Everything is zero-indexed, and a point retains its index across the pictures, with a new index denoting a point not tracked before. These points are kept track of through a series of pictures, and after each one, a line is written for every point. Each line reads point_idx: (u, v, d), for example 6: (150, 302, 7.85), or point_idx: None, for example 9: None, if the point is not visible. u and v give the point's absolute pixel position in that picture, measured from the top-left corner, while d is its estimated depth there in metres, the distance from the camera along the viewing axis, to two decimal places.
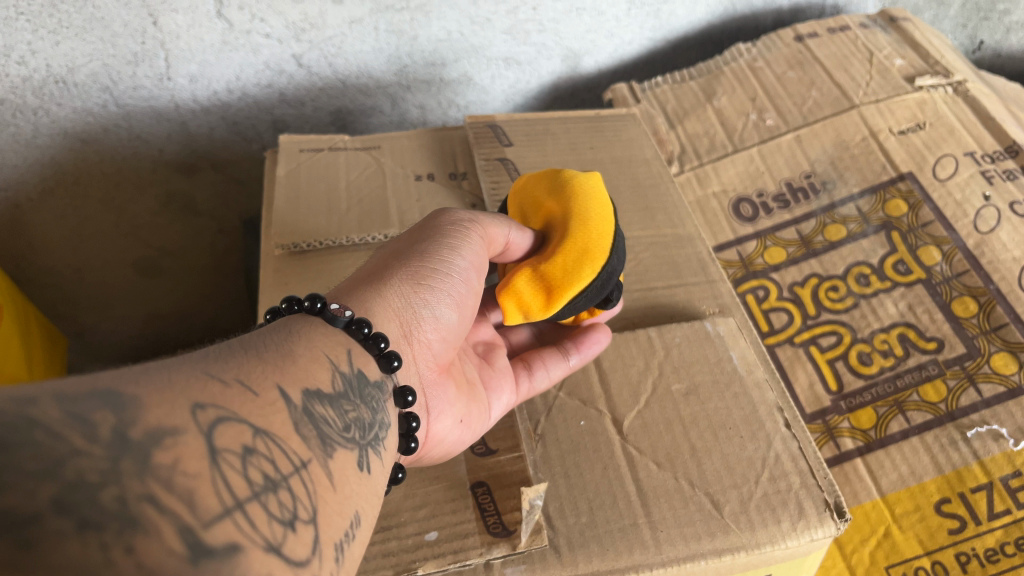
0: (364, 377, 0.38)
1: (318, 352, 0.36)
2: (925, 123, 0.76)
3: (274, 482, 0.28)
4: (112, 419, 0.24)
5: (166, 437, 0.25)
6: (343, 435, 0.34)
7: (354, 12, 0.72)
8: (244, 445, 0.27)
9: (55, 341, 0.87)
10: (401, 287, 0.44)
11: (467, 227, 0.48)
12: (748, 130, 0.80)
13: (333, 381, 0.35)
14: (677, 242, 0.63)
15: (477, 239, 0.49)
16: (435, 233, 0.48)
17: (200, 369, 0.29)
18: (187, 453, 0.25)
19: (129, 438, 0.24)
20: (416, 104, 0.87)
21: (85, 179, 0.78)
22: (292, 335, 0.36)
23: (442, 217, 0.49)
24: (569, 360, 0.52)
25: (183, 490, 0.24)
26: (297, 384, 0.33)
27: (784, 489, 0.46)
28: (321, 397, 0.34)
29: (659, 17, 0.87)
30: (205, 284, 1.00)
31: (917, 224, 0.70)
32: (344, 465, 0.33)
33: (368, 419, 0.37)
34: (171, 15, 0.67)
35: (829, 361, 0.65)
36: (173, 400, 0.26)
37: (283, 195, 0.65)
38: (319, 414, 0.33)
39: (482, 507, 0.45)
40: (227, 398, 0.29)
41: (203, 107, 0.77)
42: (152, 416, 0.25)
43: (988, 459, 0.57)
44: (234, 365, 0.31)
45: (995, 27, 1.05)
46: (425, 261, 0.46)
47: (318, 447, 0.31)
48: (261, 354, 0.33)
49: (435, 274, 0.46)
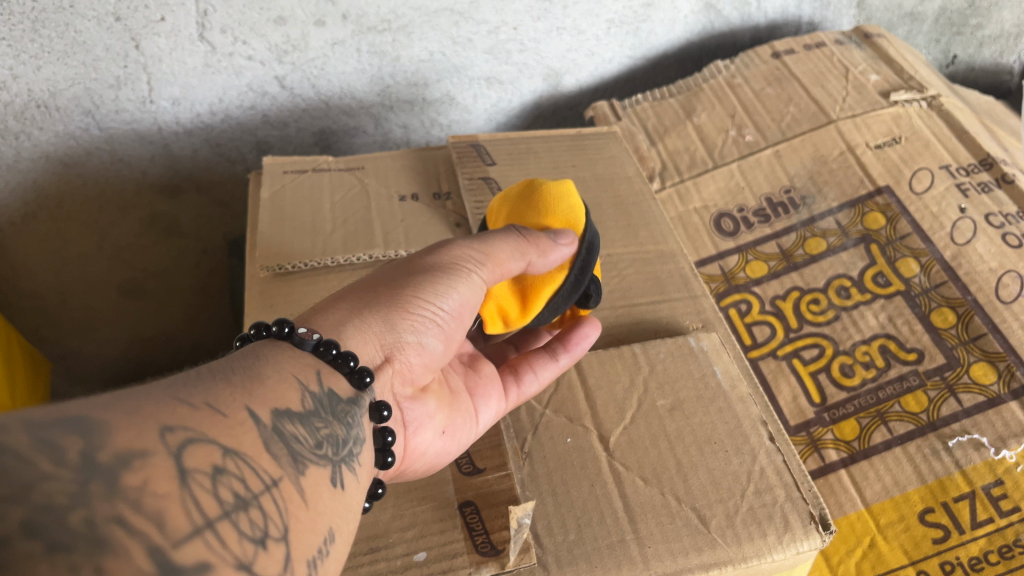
0: (334, 396, 0.38)
1: (286, 373, 0.36)
2: (901, 137, 0.78)
3: (244, 500, 0.28)
4: (80, 444, 0.24)
5: (134, 459, 0.25)
6: (315, 451, 0.34)
7: (337, 34, 0.73)
8: (214, 465, 0.28)
9: (37, 368, 0.86)
10: (376, 317, 0.44)
11: (463, 269, 0.47)
12: (728, 146, 0.81)
13: (303, 401, 0.36)
14: (660, 258, 0.64)
15: (470, 280, 0.47)
16: (437, 270, 0.46)
17: (168, 394, 0.29)
18: (157, 474, 0.25)
19: (97, 462, 0.24)
20: (400, 124, 0.87)
21: (67, 203, 0.78)
22: (259, 358, 0.36)
23: (448, 254, 0.48)
24: (558, 360, 0.52)
25: (152, 510, 0.24)
26: (265, 404, 0.33)
27: (769, 503, 0.47)
28: (291, 416, 0.34)
29: (638, 36, 0.88)
30: (188, 307, 0.99)
31: (895, 237, 0.71)
32: (316, 482, 0.33)
33: (341, 436, 0.37)
34: (153, 39, 0.67)
35: (812, 372, 0.66)
36: (142, 423, 0.27)
37: (267, 217, 0.65)
38: (290, 433, 0.33)
39: (471, 526, 0.45)
40: (196, 419, 0.29)
41: (186, 129, 0.77)
42: (120, 439, 0.25)
43: (971, 469, 0.58)
44: (202, 388, 0.31)
45: (968, 41, 1.07)
46: (408, 298, 0.45)
47: (289, 465, 0.32)
48: (229, 377, 0.33)
49: (416, 310, 0.45)
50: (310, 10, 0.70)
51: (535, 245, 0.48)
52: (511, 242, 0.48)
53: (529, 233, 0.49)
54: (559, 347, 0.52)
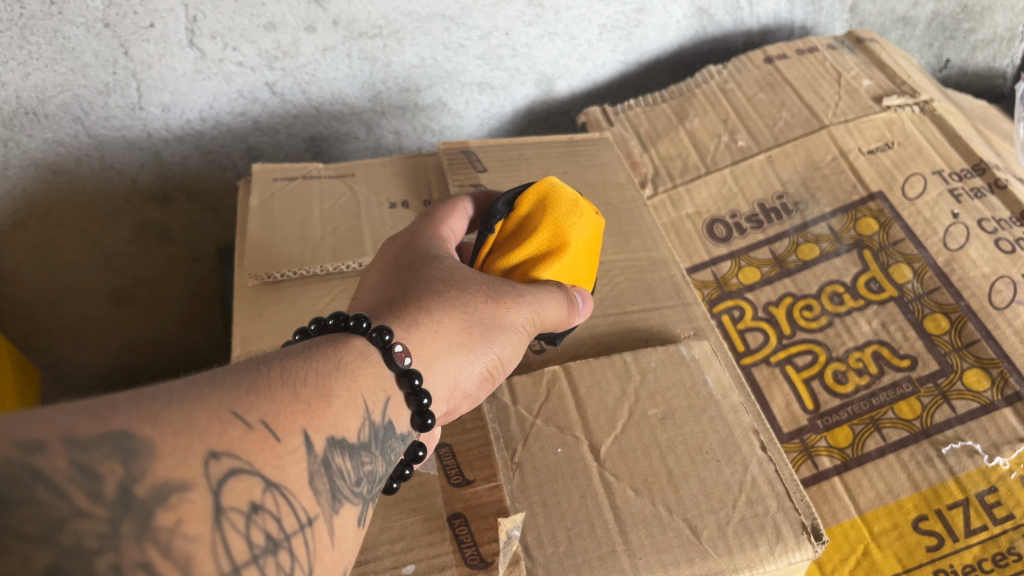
0: (391, 429, 0.37)
1: (355, 397, 0.35)
2: (894, 142, 0.77)
3: (275, 542, 0.28)
4: (119, 472, 0.24)
5: (172, 494, 0.25)
6: (353, 489, 0.33)
7: (327, 40, 0.73)
8: (251, 503, 0.27)
9: (29, 377, 0.86)
10: (457, 359, 0.42)
11: (526, 323, 0.46)
12: (721, 152, 0.81)
13: (361, 431, 0.34)
14: (651, 265, 0.64)
15: (526, 334, 0.46)
16: (522, 326, 0.45)
17: (226, 406, 0.29)
18: (191, 513, 0.25)
19: (134, 496, 0.24)
20: (391, 130, 0.87)
21: (57, 211, 0.77)
22: (339, 370, 0.35)
23: (515, 298, 0.45)
24: None
25: (181, 556, 0.24)
26: (324, 431, 0.32)
27: (760, 513, 0.46)
28: (344, 447, 0.33)
29: (630, 41, 0.88)
30: (180, 314, 0.98)
31: (888, 243, 0.71)
32: (347, 521, 0.32)
33: (380, 473, 0.36)
34: (143, 45, 0.66)
35: (805, 380, 0.66)
36: (188, 447, 0.26)
37: (256, 225, 0.64)
38: (336, 466, 0.32)
39: (460, 538, 0.44)
40: (245, 445, 0.28)
41: (177, 136, 0.77)
42: (161, 469, 0.25)
43: (964, 476, 0.58)
44: (268, 400, 0.30)
45: (961, 45, 1.07)
46: (485, 342, 0.43)
47: (326, 502, 0.31)
48: (299, 390, 0.32)
49: (489, 356, 0.43)
50: (301, 16, 0.69)
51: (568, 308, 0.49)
52: (559, 304, 0.48)
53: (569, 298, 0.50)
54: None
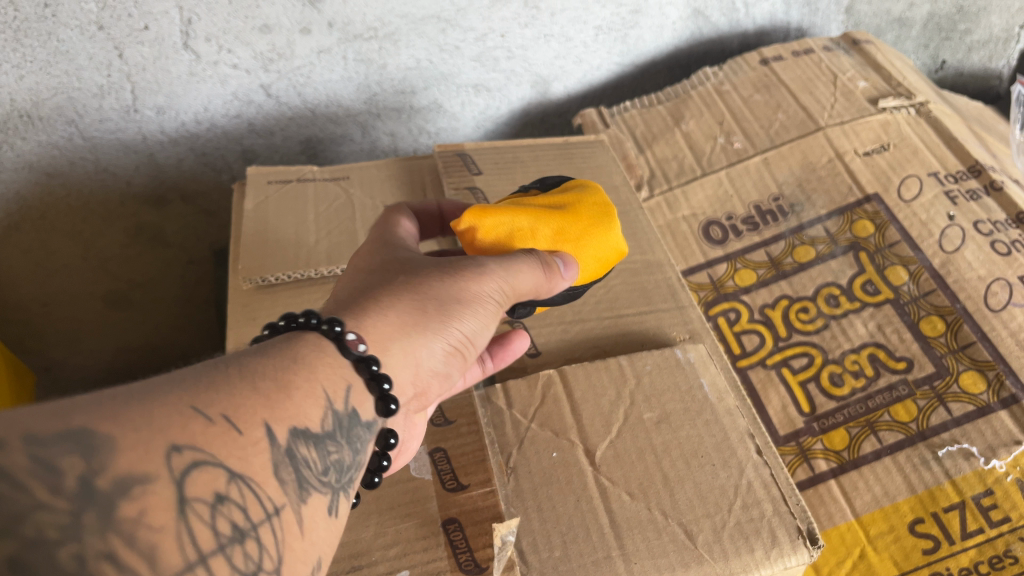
0: (356, 417, 0.37)
1: (315, 387, 0.35)
2: (890, 144, 0.77)
3: (242, 531, 0.28)
4: (80, 467, 0.24)
5: (136, 485, 0.25)
6: (321, 478, 0.34)
7: (322, 42, 0.72)
8: (216, 493, 0.27)
9: (23, 380, 0.85)
10: (414, 342, 0.41)
11: (494, 295, 0.45)
12: (717, 153, 0.81)
13: (325, 421, 0.34)
14: (647, 268, 0.63)
15: (496, 305, 0.45)
16: (484, 297, 0.44)
17: (186, 401, 0.29)
18: (155, 504, 0.25)
19: (96, 489, 0.24)
20: (386, 132, 0.87)
21: (51, 214, 0.77)
22: (295, 361, 0.35)
23: (475, 271, 0.44)
24: (484, 367, 0.53)
25: (145, 546, 0.24)
26: (286, 421, 0.32)
27: (756, 517, 0.46)
28: (308, 437, 0.33)
29: (626, 43, 0.88)
30: (175, 316, 0.98)
31: (884, 245, 0.71)
32: (316, 511, 0.33)
33: (348, 461, 0.36)
34: (137, 47, 0.66)
35: (801, 382, 0.65)
36: (150, 441, 0.26)
37: (251, 229, 0.64)
38: (301, 456, 0.32)
39: (455, 544, 0.44)
40: (207, 437, 0.28)
41: (171, 139, 0.76)
42: (123, 461, 0.25)
43: (960, 479, 0.58)
44: (224, 394, 0.30)
45: (956, 46, 1.07)
46: (444, 321, 0.43)
47: (292, 492, 0.31)
48: (256, 383, 0.32)
49: (451, 337, 0.43)
50: (296, 17, 0.69)
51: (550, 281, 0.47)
52: (537, 271, 0.46)
53: (551, 262, 0.47)
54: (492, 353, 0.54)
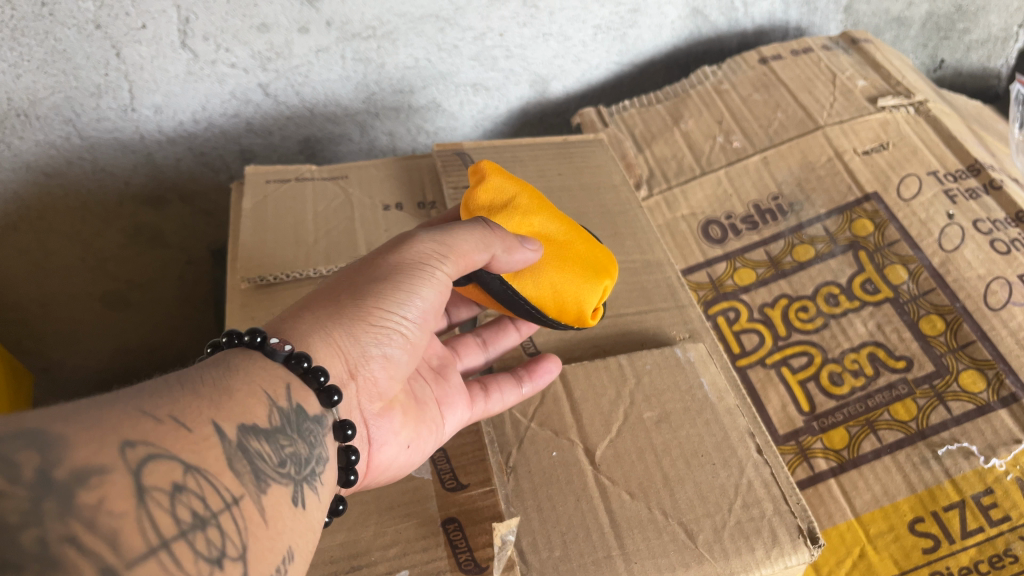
0: (303, 412, 0.38)
1: (255, 388, 0.36)
2: (889, 143, 0.77)
3: (203, 518, 0.28)
4: (36, 460, 0.24)
5: (92, 476, 0.25)
6: (278, 470, 0.34)
7: (320, 41, 0.72)
8: (173, 483, 0.28)
9: (20, 380, 0.85)
10: (349, 326, 0.44)
11: (429, 267, 0.46)
12: (716, 153, 0.81)
13: (270, 417, 0.36)
14: (646, 267, 0.63)
15: (438, 275, 0.47)
16: (407, 272, 0.46)
17: (133, 405, 0.29)
18: (113, 492, 0.25)
19: (53, 478, 0.24)
20: (385, 131, 0.86)
21: (49, 214, 0.77)
22: (229, 369, 0.36)
23: (405, 250, 0.47)
24: (522, 389, 0.52)
25: (107, 530, 0.24)
26: (233, 419, 0.33)
27: (756, 516, 0.46)
28: (257, 432, 0.34)
29: (624, 42, 0.88)
30: (173, 316, 0.98)
31: (883, 244, 0.71)
32: (278, 501, 0.33)
33: (305, 454, 0.37)
34: (134, 46, 0.66)
35: (801, 382, 0.65)
36: (103, 437, 0.27)
37: (250, 229, 0.64)
38: (254, 449, 0.33)
39: (455, 544, 0.44)
40: (159, 434, 0.29)
41: (169, 138, 0.76)
42: (79, 455, 0.25)
43: (960, 478, 0.57)
44: (169, 399, 0.31)
45: (955, 45, 1.07)
46: (376, 302, 0.45)
47: (251, 483, 0.32)
48: (198, 389, 0.33)
49: (388, 317, 0.45)
50: (293, 16, 0.69)
51: (500, 239, 0.47)
52: (475, 235, 0.47)
53: (496, 231, 0.47)
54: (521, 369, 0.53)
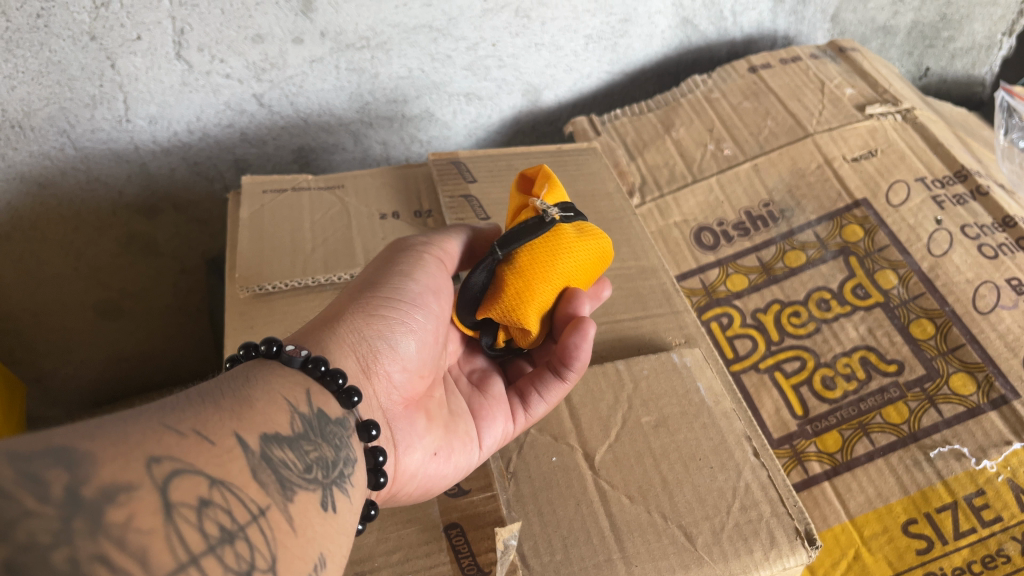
0: (324, 416, 0.39)
1: (275, 396, 0.36)
2: (877, 150, 0.79)
3: (230, 532, 0.28)
4: (65, 478, 0.25)
5: (120, 493, 0.26)
6: (304, 476, 0.34)
7: (315, 51, 0.73)
8: (200, 497, 0.28)
9: (14, 392, 0.85)
10: (355, 322, 0.45)
11: (421, 255, 0.51)
12: (707, 160, 0.82)
13: (292, 423, 0.36)
14: (641, 273, 0.64)
15: (432, 263, 0.51)
16: (394, 263, 0.50)
17: (156, 421, 0.30)
18: (142, 508, 0.26)
19: (82, 497, 0.25)
20: (379, 140, 0.87)
21: (42, 223, 0.77)
22: (248, 380, 0.37)
23: (398, 247, 0.52)
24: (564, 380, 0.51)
25: (136, 547, 0.25)
26: (254, 429, 0.33)
27: (755, 519, 0.47)
28: (280, 441, 0.34)
29: (615, 51, 0.89)
30: (163, 325, 0.97)
31: (873, 249, 0.72)
32: (306, 507, 0.33)
33: (331, 457, 0.37)
34: (129, 57, 0.66)
35: (794, 385, 0.66)
36: (128, 454, 0.27)
37: (246, 239, 0.64)
38: (278, 458, 0.33)
39: (457, 548, 0.45)
40: (183, 449, 0.29)
41: (163, 147, 0.76)
42: (106, 472, 0.26)
43: (953, 479, 0.58)
44: (190, 415, 0.32)
45: (941, 53, 1.08)
46: (379, 294, 0.47)
47: (277, 493, 0.32)
48: (218, 403, 0.34)
49: (397, 310, 0.47)
50: (288, 27, 0.69)
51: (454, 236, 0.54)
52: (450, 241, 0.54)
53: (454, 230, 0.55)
54: (564, 366, 0.50)
